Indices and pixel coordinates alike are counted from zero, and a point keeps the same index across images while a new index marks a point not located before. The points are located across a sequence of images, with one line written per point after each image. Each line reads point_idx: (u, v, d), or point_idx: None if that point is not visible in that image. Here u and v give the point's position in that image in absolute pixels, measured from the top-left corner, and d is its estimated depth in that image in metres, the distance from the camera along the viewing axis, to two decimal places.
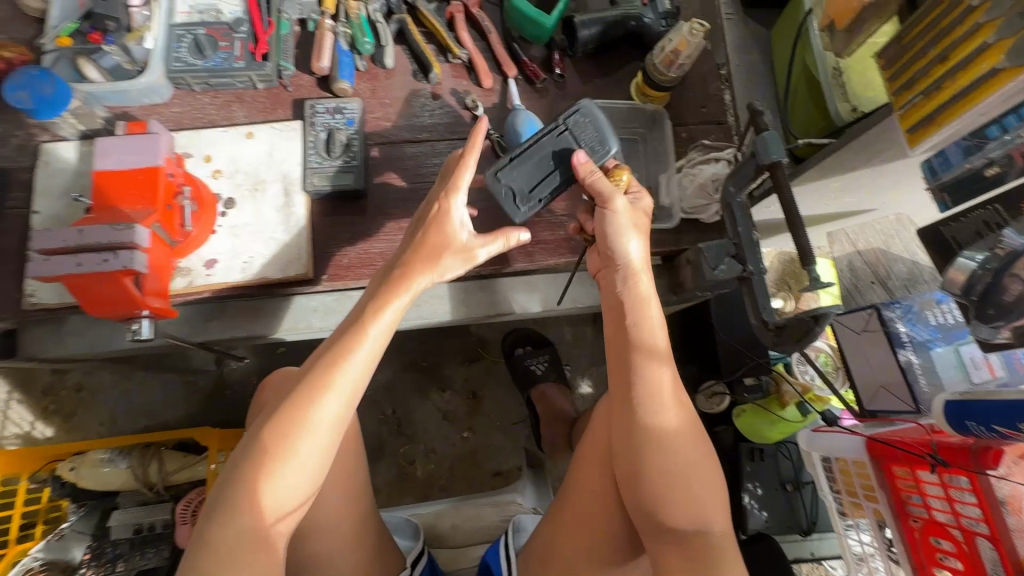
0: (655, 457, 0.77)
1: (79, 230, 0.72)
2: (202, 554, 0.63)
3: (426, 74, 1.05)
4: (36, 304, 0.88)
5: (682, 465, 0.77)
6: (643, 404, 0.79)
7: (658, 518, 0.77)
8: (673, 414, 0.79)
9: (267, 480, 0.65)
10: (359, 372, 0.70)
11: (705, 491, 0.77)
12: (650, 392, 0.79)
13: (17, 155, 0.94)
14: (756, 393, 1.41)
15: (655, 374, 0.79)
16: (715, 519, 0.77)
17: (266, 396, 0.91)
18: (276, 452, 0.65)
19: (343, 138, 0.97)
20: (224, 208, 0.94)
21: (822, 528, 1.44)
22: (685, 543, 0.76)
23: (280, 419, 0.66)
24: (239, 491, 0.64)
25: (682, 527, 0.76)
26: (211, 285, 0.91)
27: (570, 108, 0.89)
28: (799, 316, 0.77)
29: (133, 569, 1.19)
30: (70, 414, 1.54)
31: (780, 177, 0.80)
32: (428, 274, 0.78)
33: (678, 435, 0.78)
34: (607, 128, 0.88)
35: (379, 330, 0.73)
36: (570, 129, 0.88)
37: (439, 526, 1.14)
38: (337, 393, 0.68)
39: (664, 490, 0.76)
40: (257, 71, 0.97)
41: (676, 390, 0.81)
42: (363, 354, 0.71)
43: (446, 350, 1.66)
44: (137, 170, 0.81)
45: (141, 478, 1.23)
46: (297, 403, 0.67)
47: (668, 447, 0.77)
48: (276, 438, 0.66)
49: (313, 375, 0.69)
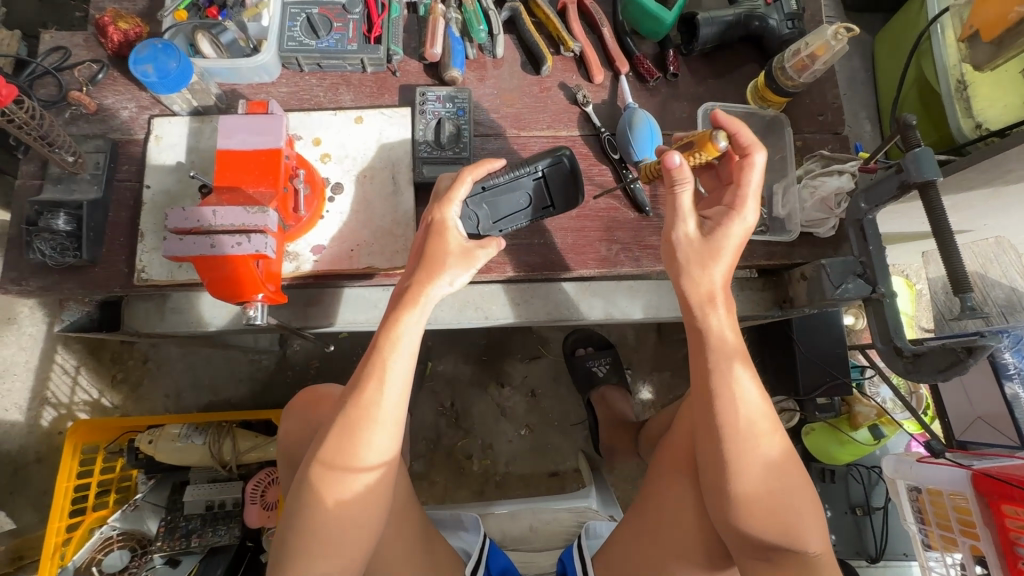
0: (746, 482, 0.68)
1: (213, 210, 0.71)
2: (297, 544, 0.69)
3: (536, 66, 1.01)
4: (147, 280, 0.87)
5: (776, 485, 0.68)
6: (731, 424, 0.69)
7: (748, 539, 0.70)
8: (766, 432, 0.69)
9: (337, 515, 0.69)
10: (394, 400, 0.73)
11: (807, 512, 0.69)
12: (737, 411, 0.70)
13: (129, 128, 0.94)
14: (828, 412, 1.36)
15: (738, 388, 0.70)
16: (817, 541, 0.69)
17: (295, 429, 0.94)
18: (338, 489, 0.69)
19: (452, 126, 0.94)
20: (332, 193, 0.92)
21: (889, 557, 1.38)
22: (779, 563, 0.69)
23: (329, 458, 0.70)
24: (310, 531, 0.69)
25: (776, 547, 0.69)
26: (317, 270, 0.89)
27: (552, 154, 0.86)
28: (946, 347, 0.73)
29: (206, 546, 1.19)
30: (137, 384, 1.52)
31: (931, 196, 0.75)
32: (435, 288, 0.77)
33: (772, 455, 0.69)
34: (573, 178, 0.87)
35: (404, 353, 0.74)
36: (546, 177, 0.87)
37: (514, 530, 1.13)
38: (378, 422, 0.71)
39: (757, 513, 0.68)
40: (369, 55, 0.94)
41: (764, 405, 0.71)
42: (396, 379, 0.73)
43: (508, 345, 1.65)
44: (260, 152, 0.80)
45: (216, 455, 1.23)
46: (346, 440, 0.70)
47: (756, 470, 0.68)
48: (342, 438, 0.70)
49: (351, 411, 0.71)
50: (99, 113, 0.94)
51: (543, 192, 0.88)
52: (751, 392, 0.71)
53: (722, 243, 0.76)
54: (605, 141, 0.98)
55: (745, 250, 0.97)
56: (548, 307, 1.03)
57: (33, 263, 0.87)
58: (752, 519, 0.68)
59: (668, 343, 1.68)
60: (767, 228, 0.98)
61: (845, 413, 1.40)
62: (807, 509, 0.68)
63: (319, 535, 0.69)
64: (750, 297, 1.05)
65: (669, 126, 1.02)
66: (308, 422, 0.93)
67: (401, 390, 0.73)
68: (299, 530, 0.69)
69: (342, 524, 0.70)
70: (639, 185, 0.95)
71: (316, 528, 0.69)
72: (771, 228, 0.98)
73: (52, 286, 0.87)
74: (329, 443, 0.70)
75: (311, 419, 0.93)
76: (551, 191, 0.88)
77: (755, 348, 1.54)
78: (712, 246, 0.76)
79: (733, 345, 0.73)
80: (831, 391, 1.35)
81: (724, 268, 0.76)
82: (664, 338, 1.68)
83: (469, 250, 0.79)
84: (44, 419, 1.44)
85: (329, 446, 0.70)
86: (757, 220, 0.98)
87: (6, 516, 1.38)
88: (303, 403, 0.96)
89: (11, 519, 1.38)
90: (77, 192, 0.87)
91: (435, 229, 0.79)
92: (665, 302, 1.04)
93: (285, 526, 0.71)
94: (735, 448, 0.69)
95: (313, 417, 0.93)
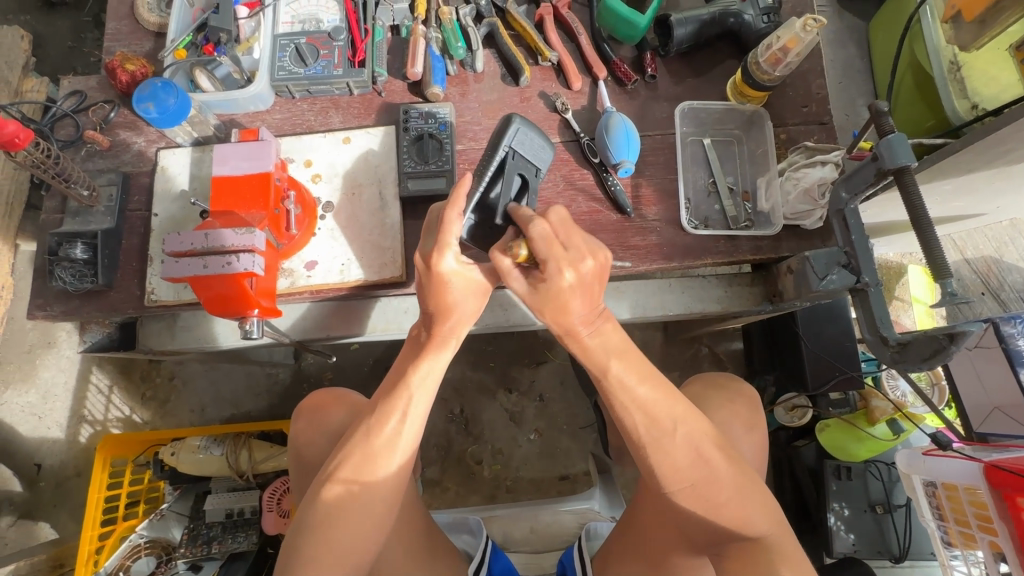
0: (667, 481, 0.73)
1: (205, 233, 0.77)
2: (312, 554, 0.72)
3: (516, 77, 1.04)
4: (156, 301, 0.94)
5: (701, 479, 0.72)
6: (635, 432, 0.73)
7: (699, 529, 0.75)
8: (672, 432, 0.72)
9: (351, 528, 0.73)
10: (414, 427, 0.77)
11: (740, 495, 0.72)
12: (632, 416, 0.72)
13: (139, 161, 1.01)
14: (843, 407, 1.40)
15: (630, 393, 0.72)
16: (758, 522, 0.72)
17: (303, 432, 0.98)
18: (355, 501, 0.74)
19: (436, 141, 0.98)
20: (323, 211, 0.97)
21: (916, 557, 1.33)
22: (729, 548, 0.73)
23: (350, 472, 0.74)
24: (326, 543, 0.72)
25: (720, 535, 0.73)
26: (313, 286, 0.94)
27: (506, 129, 0.82)
28: (929, 335, 0.71)
29: (226, 552, 1.25)
30: (165, 400, 1.59)
31: (906, 182, 0.74)
32: (463, 332, 0.80)
33: (689, 450, 0.72)
34: (539, 138, 0.85)
35: (430, 386, 0.78)
36: (516, 149, 0.83)
37: (517, 532, 1.16)
38: (399, 447, 0.76)
39: (692, 506, 0.73)
40: (354, 79, 0.99)
41: (663, 401, 0.73)
42: (421, 409, 0.77)
43: (515, 351, 1.67)
44: (251, 176, 0.85)
45: (233, 465, 1.29)
46: (369, 459, 0.75)
47: (684, 462, 0.72)
48: (366, 455, 0.75)
49: (378, 435, 0.75)
50: (113, 149, 1.01)
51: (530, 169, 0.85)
52: (646, 394, 0.72)
53: (557, 300, 0.71)
54: (584, 146, 1.00)
55: (731, 246, 0.97)
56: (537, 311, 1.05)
57: (56, 290, 0.95)
58: (690, 511, 0.74)
59: (676, 344, 1.66)
60: (752, 222, 1.00)
61: (862, 408, 1.39)
62: (742, 490, 0.72)
63: (338, 544, 0.72)
64: (740, 293, 1.05)
65: (650, 127, 1.03)
66: (315, 424, 0.98)
67: (422, 420, 0.78)
68: (308, 538, 0.72)
69: (353, 538, 0.73)
70: (619, 188, 0.97)
71: (325, 542, 0.72)
72: (757, 222, 1.00)
73: (74, 310, 0.95)
74: (353, 456, 0.75)
75: (317, 420, 0.98)
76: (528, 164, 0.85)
77: (764, 345, 1.51)
78: (553, 304, 0.71)
79: (598, 357, 0.73)
80: (843, 385, 1.31)
81: (582, 308, 0.72)
82: (671, 339, 1.66)
83: (485, 285, 0.78)
84: (82, 436, 1.54)
85: (351, 459, 0.75)
86: (741, 215, 1.00)
87: (50, 527, 1.48)
88: (308, 409, 1.00)
89: (54, 530, 1.48)
90: (93, 224, 0.95)
91: (444, 274, 0.73)
92: (654, 302, 1.04)
93: (296, 534, 0.73)
94: (649, 452, 0.73)
95: (323, 420, 0.98)
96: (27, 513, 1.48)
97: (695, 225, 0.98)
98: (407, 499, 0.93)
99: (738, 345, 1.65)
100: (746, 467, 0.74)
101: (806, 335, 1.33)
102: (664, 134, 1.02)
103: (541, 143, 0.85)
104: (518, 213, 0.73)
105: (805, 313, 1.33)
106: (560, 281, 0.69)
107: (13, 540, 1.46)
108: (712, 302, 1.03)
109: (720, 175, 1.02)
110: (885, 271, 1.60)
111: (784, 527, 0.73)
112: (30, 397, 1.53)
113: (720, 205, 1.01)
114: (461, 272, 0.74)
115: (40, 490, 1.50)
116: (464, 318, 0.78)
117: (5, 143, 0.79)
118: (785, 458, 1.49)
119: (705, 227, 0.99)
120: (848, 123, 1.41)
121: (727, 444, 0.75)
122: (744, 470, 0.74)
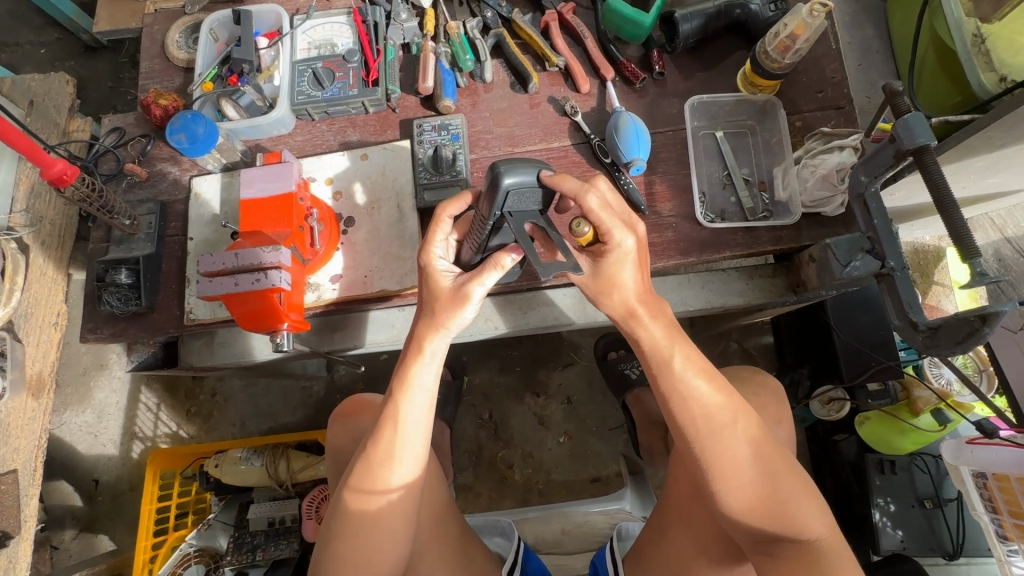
0: (723, 478, 0.71)
1: (235, 253, 0.82)
2: (339, 564, 0.76)
3: (524, 84, 1.06)
4: (194, 320, 0.99)
5: (758, 473, 0.71)
6: (692, 427, 0.73)
7: (748, 533, 0.72)
8: (729, 426, 0.72)
9: (370, 542, 0.76)
10: (410, 436, 0.77)
11: (795, 495, 0.71)
12: (691, 410, 0.73)
13: (174, 189, 1.08)
14: (883, 398, 1.28)
15: (689, 386, 0.74)
16: (813, 523, 0.71)
17: (338, 439, 1.02)
18: (367, 514, 0.76)
19: (449, 152, 1.00)
20: (345, 226, 1.01)
21: (971, 553, 1.27)
22: (782, 557, 0.70)
23: (355, 490, 0.76)
24: (347, 552, 0.75)
25: (775, 538, 0.71)
26: (338, 298, 0.98)
27: (496, 197, 0.69)
28: (960, 316, 0.69)
29: (269, 560, 1.29)
30: (208, 415, 1.67)
31: (926, 162, 0.71)
32: (439, 338, 0.77)
33: (746, 444, 0.72)
34: (530, 173, 0.69)
35: (418, 396, 0.77)
36: (513, 208, 0.71)
37: (547, 534, 1.16)
38: (397, 460, 0.76)
39: (746, 506, 0.71)
40: (369, 97, 1.02)
41: (722, 397, 0.74)
42: (410, 422, 0.77)
43: (542, 354, 1.67)
44: (275, 198, 0.90)
45: (273, 475, 1.34)
46: (369, 477, 0.76)
47: (743, 461, 0.72)
48: (366, 470, 0.76)
49: (377, 451, 0.76)
50: (150, 179, 1.08)
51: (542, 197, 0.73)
52: (705, 389, 0.74)
53: (614, 272, 0.74)
54: (595, 147, 1.00)
55: (749, 237, 0.96)
56: (557, 312, 1.07)
57: (105, 314, 1.02)
58: (743, 511, 0.72)
59: (704, 340, 1.63)
60: (770, 213, 0.99)
61: (902, 399, 1.30)
62: (794, 491, 0.71)
63: (358, 554, 0.76)
64: (761, 285, 1.03)
65: (660, 123, 1.03)
66: (348, 430, 1.01)
67: (417, 428, 0.77)
68: (331, 548, 0.76)
69: (373, 547, 0.76)
70: (632, 186, 0.98)
71: (344, 554, 0.76)
72: (775, 212, 0.99)
73: (121, 332, 1.01)
74: (355, 475, 0.77)
75: (350, 427, 1.01)
76: (534, 204, 0.72)
77: (794, 336, 1.47)
78: (612, 281, 0.75)
79: (658, 343, 0.75)
80: (881, 376, 1.25)
81: (635, 282, 0.75)
82: (698, 334, 1.64)
83: (463, 292, 0.75)
84: (135, 452, 1.63)
85: (353, 479, 0.77)
86: (759, 206, 0.99)
87: (109, 539, 1.57)
88: (343, 413, 1.04)
89: (112, 542, 1.56)
90: (135, 250, 1.01)
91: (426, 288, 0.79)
92: (674, 298, 1.03)
93: (322, 545, 0.78)
94: (701, 447, 0.72)
95: (354, 427, 1.01)
96: (88, 526, 1.58)
97: (711, 219, 0.98)
98: (442, 504, 0.95)
99: (769, 338, 1.62)
100: (798, 466, 0.74)
101: (837, 324, 1.29)
102: (676, 130, 1.02)
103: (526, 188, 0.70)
104: (560, 181, 0.68)
105: (835, 302, 1.30)
106: (623, 250, 0.73)
107: (75, 552, 1.55)
108: (733, 296, 1.02)
109: (735, 166, 1.01)
110: (922, 255, 1.52)
111: (838, 529, 0.72)
112: (87, 416, 1.64)
113: (736, 197, 1.00)
114: (447, 274, 0.78)
115: (99, 503, 1.59)
116: (441, 326, 0.77)
117: (55, 180, 0.82)
118: (825, 454, 1.44)
119: (722, 220, 0.98)
120: (869, 105, 1.38)
121: (778, 443, 0.75)
122: (796, 468, 0.74)
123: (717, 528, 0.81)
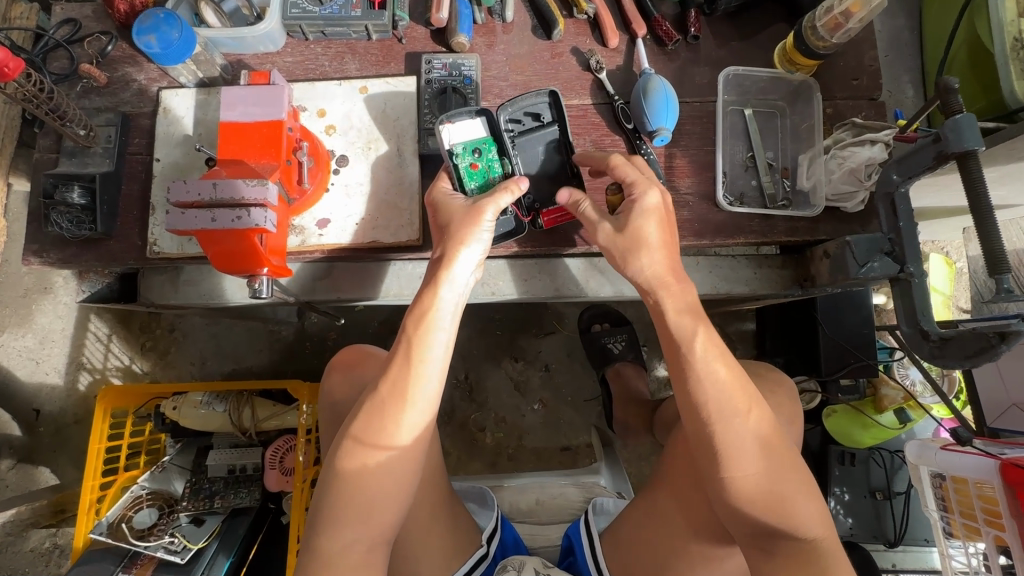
0: (729, 470, 0.70)
1: (213, 184, 0.72)
2: (337, 516, 0.70)
3: (548, 30, 0.96)
4: (159, 253, 0.89)
5: (772, 463, 0.70)
6: (702, 412, 0.72)
7: (748, 526, 0.71)
8: (742, 415, 0.71)
9: (373, 495, 0.70)
10: (432, 379, 0.73)
11: (799, 491, 0.70)
12: (707, 393, 0.72)
13: (139, 101, 0.94)
14: (852, 393, 1.35)
15: (707, 362, 0.73)
16: (813, 523, 0.70)
17: (338, 389, 0.95)
18: (374, 461, 0.70)
19: (460, 96, 0.91)
20: (337, 165, 0.91)
21: (909, 542, 1.35)
22: (780, 551, 0.70)
23: (363, 437, 0.71)
24: (347, 501, 0.70)
25: (774, 533, 0.70)
26: (324, 245, 0.89)
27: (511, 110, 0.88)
28: (976, 333, 0.67)
29: (228, 507, 1.23)
30: (165, 351, 1.56)
31: (970, 168, 0.68)
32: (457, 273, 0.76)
33: (761, 429, 0.71)
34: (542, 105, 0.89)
35: (442, 336, 0.74)
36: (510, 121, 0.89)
37: (521, 503, 1.16)
38: (414, 405, 0.72)
39: (753, 501, 0.70)
40: (374, 22, 0.91)
41: (733, 383, 0.72)
42: (432, 362, 0.73)
43: (524, 319, 1.64)
44: (261, 124, 0.79)
45: (235, 422, 1.27)
46: (380, 420, 0.71)
47: (750, 454, 0.70)
48: (381, 414, 0.71)
49: (389, 392, 0.72)
50: (111, 86, 0.94)
51: (534, 126, 0.90)
52: (723, 373, 0.73)
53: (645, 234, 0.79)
54: (618, 110, 0.93)
55: (766, 224, 0.92)
56: (558, 283, 1.03)
57: (52, 236, 0.90)
58: (747, 504, 0.70)
59: None
60: (790, 201, 0.95)
61: (870, 396, 1.36)
62: (796, 489, 0.70)
63: (361, 503, 0.70)
64: (768, 275, 1.01)
65: (687, 92, 0.96)
66: (352, 381, 0.95)
67: (440, 371, 0.73)
68: (328, 497, 0.70)
69: (377, 499, 0.70)
70: (652, 156, 0.92)
71: (344, 501, 0.70)
72: (794, 202, 0.95)
73: (72, 258, 0.90)
74: (363, 420, 0.71)
75: (353, 380, 0.95)
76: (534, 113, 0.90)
77: (777, 325, 1.49)
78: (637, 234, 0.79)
79: (682, 326, 0.75)
80: (857, 373, 1.29)
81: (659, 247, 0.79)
82: None
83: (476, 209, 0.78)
84: (81, 384, 1.52)
85: (361, 424, 0.71)
86: (779, 193, 0.95)
87: (50, 472, 1.48)
88: (342, 364, 0.98)
89: (54, 476, 1.48)
90: (90, 166, 0.89)
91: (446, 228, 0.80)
92: None
93: (318, 493, 0.72)
94: (722, 432, 0.71)
95: (356, 376, 0.95)
96: (28, 457, 1.48)
97: (729, 202, 0.93)
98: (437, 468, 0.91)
99: (751, 326, 1.63)
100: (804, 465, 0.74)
101: (824, 320, 1.30)
102: (704, 101, 0.95)
103: (466, 143, 0.85)
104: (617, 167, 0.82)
105: (827, 298, 1.30)
106: (648, 201, 0.79)
107: (13, 483, 1.45)
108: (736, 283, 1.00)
109: (760, 149, 0.96)
110: None
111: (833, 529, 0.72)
112: (28, 341, 1.51)
113: (756, 181, 0.96)
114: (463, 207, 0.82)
115: (39, 435, 1.49)
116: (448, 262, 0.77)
117: None
118: None
119: (739, 204, 0.94)
120: (890, 100, 1.34)
121: (789, 444, 0.73)
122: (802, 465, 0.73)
123: (710, 516, 0.80)
